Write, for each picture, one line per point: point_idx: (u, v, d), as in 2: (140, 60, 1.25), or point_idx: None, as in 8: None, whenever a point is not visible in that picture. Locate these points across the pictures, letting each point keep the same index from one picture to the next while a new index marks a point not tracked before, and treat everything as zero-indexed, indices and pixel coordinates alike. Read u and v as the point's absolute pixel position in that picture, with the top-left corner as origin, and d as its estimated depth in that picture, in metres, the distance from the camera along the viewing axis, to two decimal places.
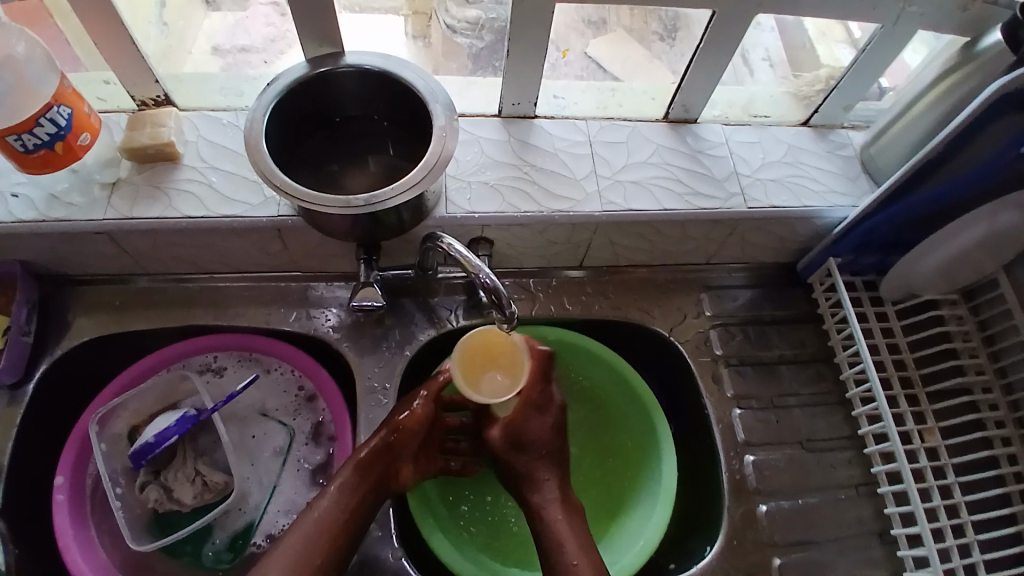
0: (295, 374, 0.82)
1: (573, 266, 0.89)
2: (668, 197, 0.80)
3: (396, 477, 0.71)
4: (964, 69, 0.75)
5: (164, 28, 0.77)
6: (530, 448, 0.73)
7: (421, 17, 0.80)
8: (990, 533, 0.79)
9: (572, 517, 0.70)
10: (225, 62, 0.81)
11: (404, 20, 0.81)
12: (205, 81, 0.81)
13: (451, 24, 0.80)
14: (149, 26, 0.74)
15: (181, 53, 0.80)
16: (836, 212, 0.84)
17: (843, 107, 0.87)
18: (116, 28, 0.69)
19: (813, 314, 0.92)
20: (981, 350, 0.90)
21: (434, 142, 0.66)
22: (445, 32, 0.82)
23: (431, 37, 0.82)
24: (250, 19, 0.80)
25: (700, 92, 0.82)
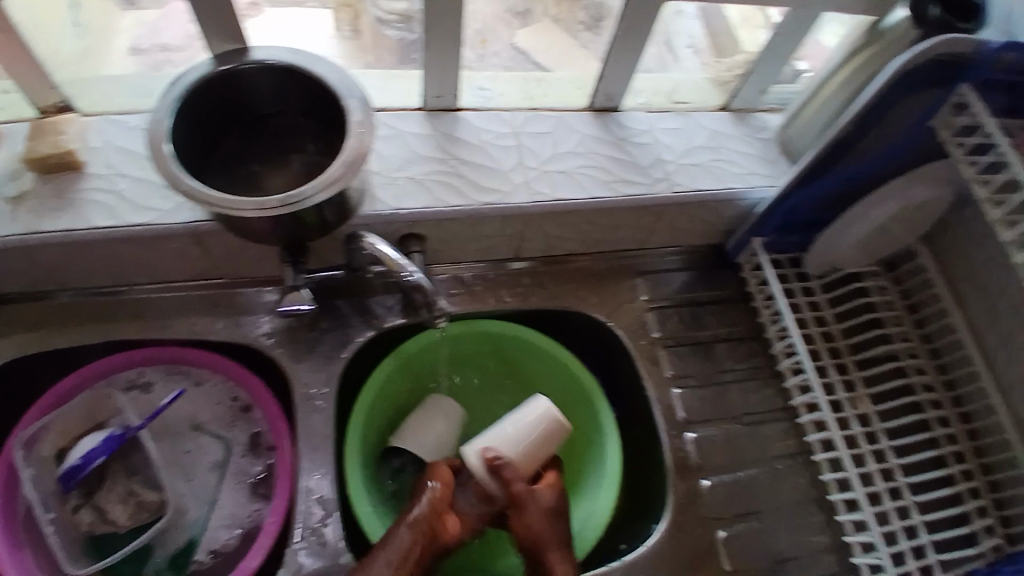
0: (227, 385, 0.79)
1: (516, 257, 0.89)
2: (596, 185, 0.82)
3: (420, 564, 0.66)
4: (874, 46, 0.79)
5: (79, 29, 0.76)
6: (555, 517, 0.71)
7: (348, 10, 0.85)
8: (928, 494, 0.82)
9: None
10: (141, 61, 0.79)
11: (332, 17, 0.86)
12: (116, 84, 0.78)
13: (380, 16, 0.84)
14: (62, 29, 0.74)
15: (96, 57, 0.78)
16: (756, 193, 0.87)
17: (758, 91, 0.91)
18: (10, 32, 0.67)
19: (743, 293, 0.95)
20: (904, 318, 0.95)
21: (351, 137, 0.66)
22: (374, 26, 0.85)
23: (360, 28, 0.86)
24: (167, 19, 0.80)
25: (620, 79, 0.85)
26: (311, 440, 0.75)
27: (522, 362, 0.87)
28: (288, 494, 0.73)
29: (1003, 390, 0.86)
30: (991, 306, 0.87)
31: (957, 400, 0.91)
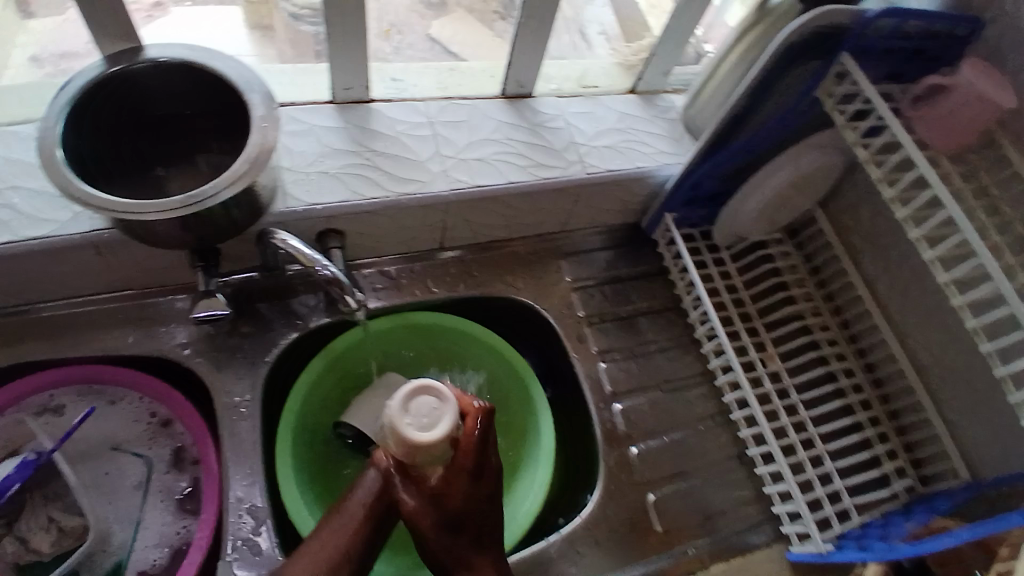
0: (145, 402, 0.76)
1: (448, 246, 0.90)
2: (513, 170, 0.83)
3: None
4: (761, 25, 0.85)
5: None
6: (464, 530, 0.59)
7: (258, 6, 0.85)
8: (838, 439, 0.89)
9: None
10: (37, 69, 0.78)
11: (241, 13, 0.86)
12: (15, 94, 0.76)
13: (292, 11, 0.84)
14: None
15: None
16: (665, 170, 0.91)
17: (662, 73, 0.96)
18: None
19: (660, 267, 0.99)
20: (808, 281, 1.02)
21: (253, 132, 0.64)
22: (288, 22, 0.85)
23: (274, 27, 0.86)
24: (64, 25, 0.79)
25: (529, 66, 0.87)
26: (238, 448, 0.73)
27: (455, 351, 0.88)
28: (217, 507, 0.70)
29: (899, 337, 0.94)
30: (883, 262, 0.95)
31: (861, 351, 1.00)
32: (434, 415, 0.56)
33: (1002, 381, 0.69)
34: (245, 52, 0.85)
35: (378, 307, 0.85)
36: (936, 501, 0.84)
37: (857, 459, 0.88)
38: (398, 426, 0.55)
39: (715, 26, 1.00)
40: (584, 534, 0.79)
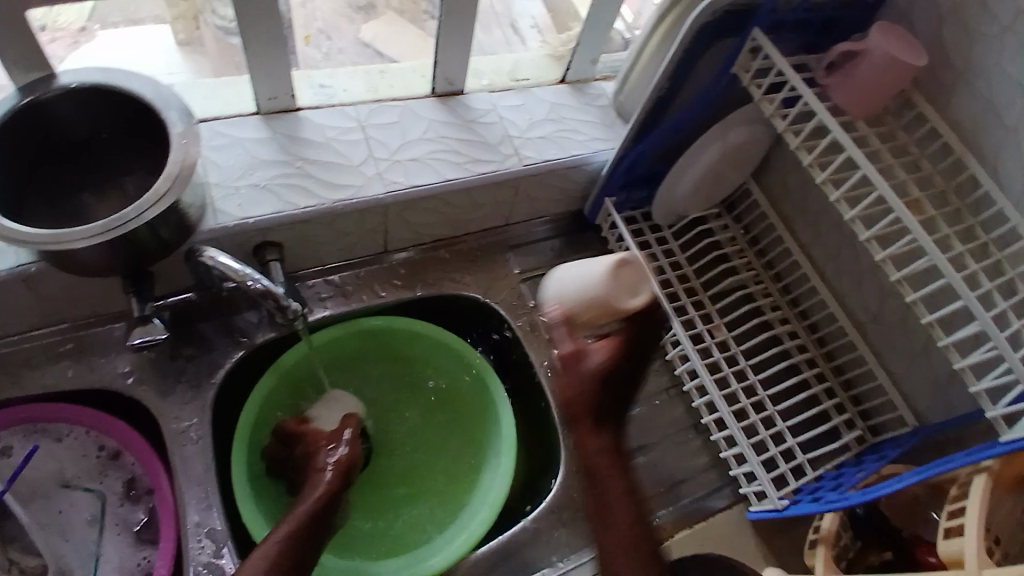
0: (91, 435, 0.74)
1: (401, 247, 0.90)
2: (448, 168, 0.84)
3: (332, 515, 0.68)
4: (677, 9, 0.87)
5: None
6: (580, 383, 0.70)
7: (186, 21, 0.84)
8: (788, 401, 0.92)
9: (617, 471, 0.70)
10: None
11: (169, 27, 0.84)
12: None
13: (220, 25, 0.82)
14: None
15: None
16: (599, 156, 0.93)
17: (589, 61, 0.98)
18: None
19: (606, 251, 1.01)
20: (748, 251, 1.06)
21: (174, 150, 0.63)
22: (217, 35, 0.84)
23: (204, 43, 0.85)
24: None
25: (457, 64, 0.88)
26: (191, 473, 0.71)
27: (409, 352, 0.88)
28: (175, 533, 0.69)
29: (837, 298, 0.98)
30: (816, 227, 0.98)
31: (804, 313, 1.04)
32: (634, 285, 0.77)
33: (929, 327, 0.71)
34: (178, 69, 0.84)
35: (322, 318, 0.84)
36: (885, 450, 0.88)
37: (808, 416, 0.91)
38: (606, 295, 0.75)
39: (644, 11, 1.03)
40: (550, 517, 0.81)
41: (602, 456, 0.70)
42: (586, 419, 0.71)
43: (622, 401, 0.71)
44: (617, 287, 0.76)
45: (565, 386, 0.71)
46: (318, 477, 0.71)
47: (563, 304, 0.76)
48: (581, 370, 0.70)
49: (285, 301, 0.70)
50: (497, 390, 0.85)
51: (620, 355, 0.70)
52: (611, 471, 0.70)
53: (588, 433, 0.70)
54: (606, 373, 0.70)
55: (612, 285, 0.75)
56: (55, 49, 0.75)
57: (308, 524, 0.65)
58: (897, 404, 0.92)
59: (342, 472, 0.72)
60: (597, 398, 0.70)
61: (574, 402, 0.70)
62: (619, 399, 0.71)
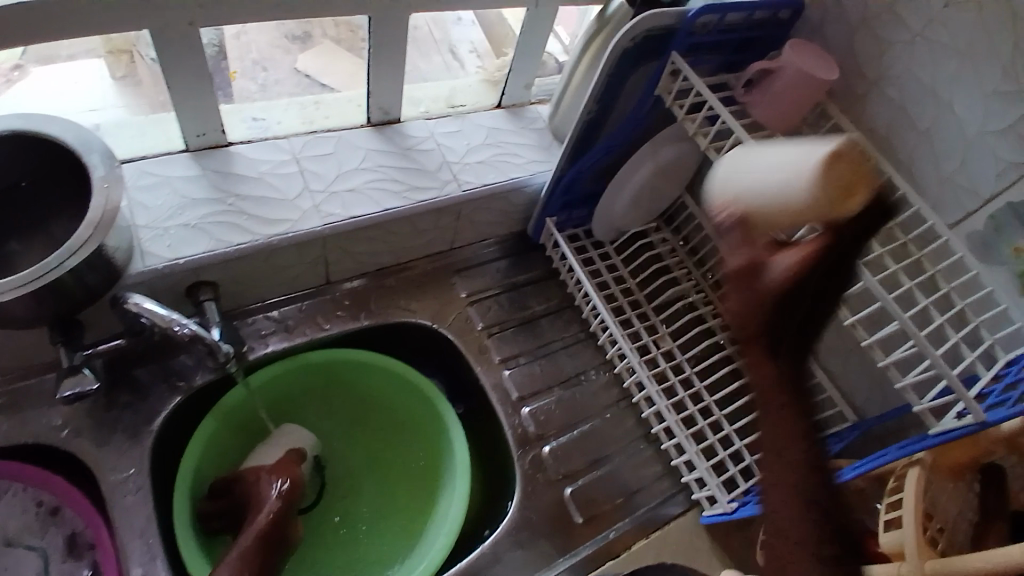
0: (30, 491, 0.70)
1: (351, 275, 0.90)
2: (387, 197, 0.84)
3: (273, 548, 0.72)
4: (602, 34, 0.90)
5: None
6: (756, 283, 0.50)
7: (121, 55, 0.80)
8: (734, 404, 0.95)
9: (786, 418, 0.51)
10: None
11: (105, 61, 0.81)
12: None
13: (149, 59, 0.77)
14: None
15: None
16: (538, 178, 0.95)
17: (523, 86, 1.00)
18: None
19: (551, 269, 1.03)
20: (688, 261, 1.10)
21: (96, 195, 0.62)
22: (151, 68, 0.79)
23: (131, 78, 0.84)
24: None
25: (391, 94, 0.89)
26: (133, 526, 0.68)
27: (358, 382, 0.88)
28: None
29: None
30: None
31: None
32: (848, 184, 0.51)
33: (853, 328, 0.74)
34: (111, 103, 0.83)
35: (265, 355, 0.82)
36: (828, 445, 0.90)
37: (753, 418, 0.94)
38: (812, 183, 0.51)
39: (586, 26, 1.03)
40: (508, 539, 0.81)
41: (771, 394, 0.51)
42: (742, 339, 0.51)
43: (805, 327, 0.50)
44: (837, 172, 0.51)
45: (726, 306, 0.51)
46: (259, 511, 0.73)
47: (739, 202, 0.55)
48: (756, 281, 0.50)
49: (216, 345, 0.72)
50: (446, 411, 0.84)
51: (821, 263, 0.49)
52: (783, 410, 0.51)
53: (759, 358, 0.51)
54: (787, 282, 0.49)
55: (826, 184, 0.51)
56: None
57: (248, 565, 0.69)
58: (838, 401, 0.95)
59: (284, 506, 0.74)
60: (775, 322, 0.50)
61: (738, 316, 0.50)
62: (807, 319, 0.50)
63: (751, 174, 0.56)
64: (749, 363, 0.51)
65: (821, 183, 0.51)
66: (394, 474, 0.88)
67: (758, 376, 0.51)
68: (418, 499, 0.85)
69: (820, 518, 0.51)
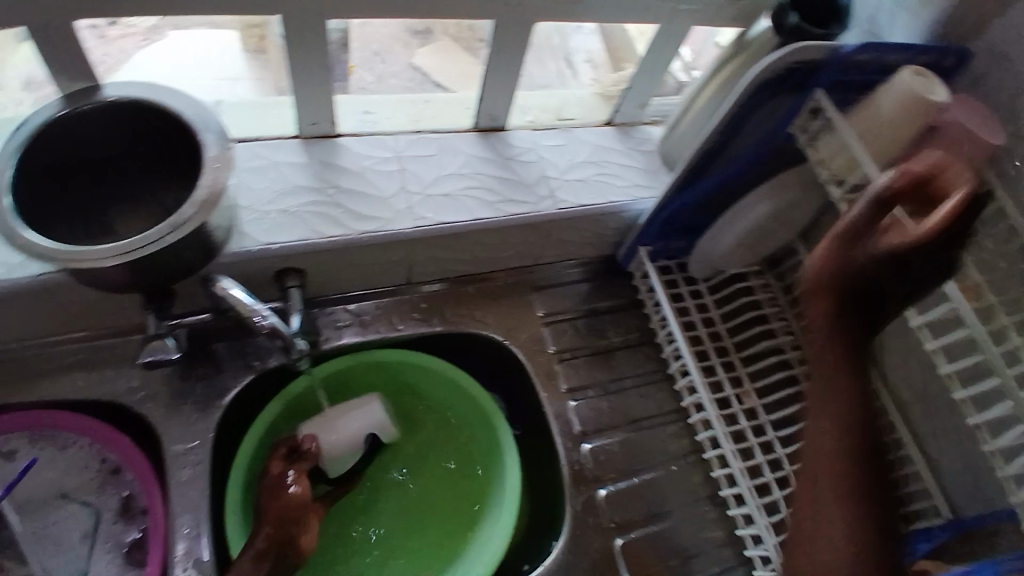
0: (96, 447, 0.74)
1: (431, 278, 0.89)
2: (480, 206, 0.82)
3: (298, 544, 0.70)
4: (741, 57, 0.85)
5: None
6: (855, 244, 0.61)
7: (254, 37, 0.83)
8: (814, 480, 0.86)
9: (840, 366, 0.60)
10: (36, 95, 0.75)
11: (238, 34, 0.83)
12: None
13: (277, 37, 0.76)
14: None
15: None
16: (638, 205, 0.90)
17: (639, 105, 0.94)
18: None
19: (636, 300, 0.97)
20: (789, 312, 1.00)
21: (205, 175, 0.63)
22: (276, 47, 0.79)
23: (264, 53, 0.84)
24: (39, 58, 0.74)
25: (501, 101, 0.86)
26: (187, 498, 0.71)
27: (423, 386, 0.87)
28: (162, 559, 0.68)
29: (880, 373, 0.91)
30: None
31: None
32: (929, 96, 0.68)
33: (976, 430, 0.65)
34: (243, 75, 0.85)
35: (338, 346, 0.83)
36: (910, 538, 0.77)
37: None
38: (905, 108, 0.68)
39: (706, 50, 0.99)
40: None
41: (815, 334, 0.62)
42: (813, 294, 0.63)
43: (861, 306, 0.61)
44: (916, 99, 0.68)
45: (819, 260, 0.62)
46: (274, 503, 0.70)
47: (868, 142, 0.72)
48: (856, 253, 0.60)
49: (291, 341, 0.72)
50: (505, 430, 0.82)
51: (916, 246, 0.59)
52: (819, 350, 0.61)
53: (817, 309, 0.61)
54: (890, 250, 0.60)
55: (911, 104, 0.68)
56: (125, 45, 0.77)
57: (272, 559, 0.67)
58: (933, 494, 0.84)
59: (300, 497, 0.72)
60: (860, 286, 0.61)
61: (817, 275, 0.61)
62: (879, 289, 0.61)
63: (870, 101, 0.72)
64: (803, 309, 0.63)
65: (904, 108, 0.68)
66: (443, 483, 0.85)
67: (814, 314, 0.61)
68: (465, 514, 0.83)
69: (857, 481, 0.58)
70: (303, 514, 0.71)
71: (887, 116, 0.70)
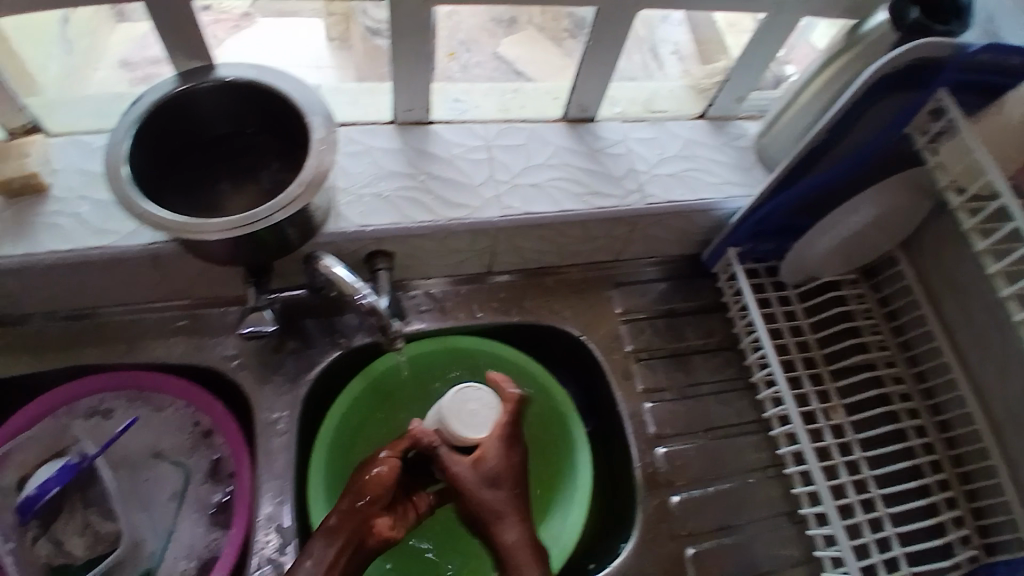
0: (189, 411, 0.78)
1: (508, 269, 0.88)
2: (567, 197, 0.81)
3: (370, 537, 0.64)
4: (852, 52, 0.78)
5: (68, 46, 0.77)
6: (501, 484, 0.67)
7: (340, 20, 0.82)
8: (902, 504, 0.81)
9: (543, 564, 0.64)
10: (134, 74, 0.79)
11: (323, 22, 0.83)
12: (85, 105, 0.79)
13: (370, 26, 0.81)
14: (50, 47, 0.75)
15: (87, 72, 0.79)
16: (731, 202, 0.86)
17: (735, 99, 0.90)
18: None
19: (718, 303, 0.94)
20: (883, 326, 0.94)
21: (311, 157, 0.64)
22: (367, 37, 0.82)
23: (350, 42, 0.84)
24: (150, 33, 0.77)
25: (594, 91, 0.84)
26: (273, 465, 0.74)
27: None
28: (247, 523, 0.71)
29: (978, 395, 0.85)
30: (967, 311, 0.86)
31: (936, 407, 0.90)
32: None
33: None
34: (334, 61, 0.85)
35: (417, 330, 0.84)
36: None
37: (920, 522, 0.80)
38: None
39: (798, 45, 0.92)
40: None
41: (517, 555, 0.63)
42: (484, 517, 0.66)
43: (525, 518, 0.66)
44: None
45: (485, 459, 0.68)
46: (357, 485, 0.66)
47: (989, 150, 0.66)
48: (490, 462, 0.68)
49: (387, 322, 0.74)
50: (578, 425, 0.81)
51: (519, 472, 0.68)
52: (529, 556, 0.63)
53: (503, 527, 0.65)
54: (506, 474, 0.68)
55: None
56: (216, 30, 0.77)
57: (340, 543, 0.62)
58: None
59: (382, 485, 0.66)
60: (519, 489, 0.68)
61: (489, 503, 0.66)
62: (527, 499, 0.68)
63: (995, 107, 0.66)
64: (497, 537, 0.65)
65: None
66: None
67: (499, 538, 0.65)
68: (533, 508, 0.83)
69: None
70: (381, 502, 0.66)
71: (1019, 121, 0.64)
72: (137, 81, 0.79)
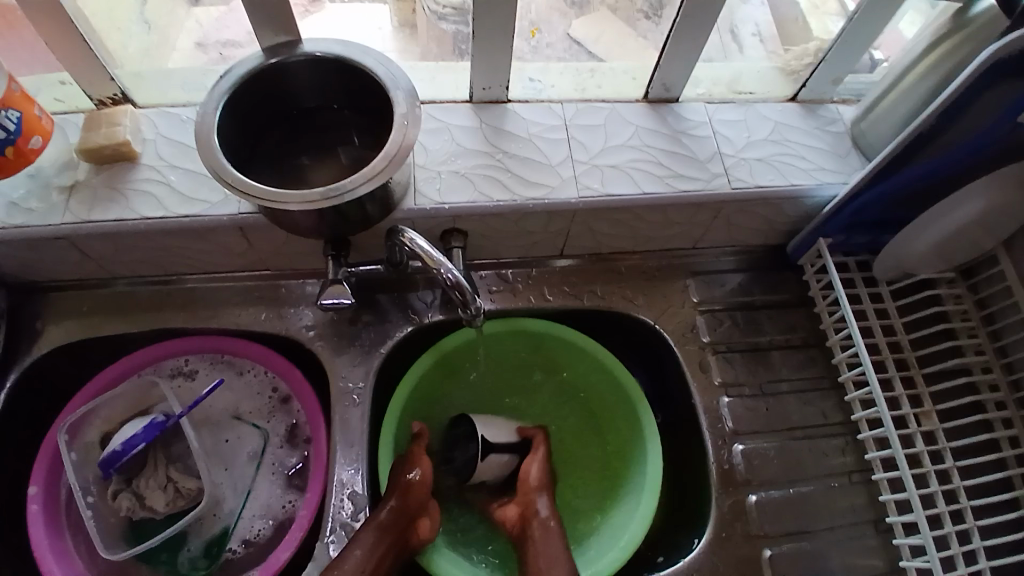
0: (269, 376, 0.80)
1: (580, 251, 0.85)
2: (648, 180, 0.77)
3: (414, 537, 0.69)
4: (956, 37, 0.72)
5: (146, 26, 0.82)
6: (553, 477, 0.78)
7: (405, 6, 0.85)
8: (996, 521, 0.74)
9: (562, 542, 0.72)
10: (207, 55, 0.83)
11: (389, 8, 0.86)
12: (167, 77, 0.81)
13: (434, 10, 0.82)
14: (130, 24, 0.80)
15: (164, 50, 0.83)
16: (825, 189, 0.80)
17: (830, 81, 0.84)
18: (79, 43, 0.70)
19: (803, 297, 0.89)
20: (979, 330, 0.86)
21: (395, 129, 0.64)
22: (432, 22, 0.84)
23: (416, 23, 0.86)
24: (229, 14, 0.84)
25: (681, 70, 0.80)
26: (347, 436, 0.75)
27: (564, 361, 0.85)
28: (322, 488, 0.72)
29: None
30: None
31: None
32: None
33: None
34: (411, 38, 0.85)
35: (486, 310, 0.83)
36: None
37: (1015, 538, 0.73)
38: None
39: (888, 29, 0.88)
40: None
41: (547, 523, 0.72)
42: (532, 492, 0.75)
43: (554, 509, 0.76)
44: None
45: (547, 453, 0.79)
46: (399, 488, 0.69)
47: None
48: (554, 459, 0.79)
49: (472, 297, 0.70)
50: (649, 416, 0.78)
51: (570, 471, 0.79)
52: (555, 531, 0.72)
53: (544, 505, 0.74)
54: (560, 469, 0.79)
55: None
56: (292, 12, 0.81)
57: (390, 541, 0.66)
58: None
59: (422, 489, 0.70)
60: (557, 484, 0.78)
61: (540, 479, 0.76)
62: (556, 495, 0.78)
63: None
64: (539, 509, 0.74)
65: None
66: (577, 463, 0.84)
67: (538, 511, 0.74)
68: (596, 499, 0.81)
69: None
70: (422, 505, 0.70)
71: None
72: (215, 59, 0.82)
